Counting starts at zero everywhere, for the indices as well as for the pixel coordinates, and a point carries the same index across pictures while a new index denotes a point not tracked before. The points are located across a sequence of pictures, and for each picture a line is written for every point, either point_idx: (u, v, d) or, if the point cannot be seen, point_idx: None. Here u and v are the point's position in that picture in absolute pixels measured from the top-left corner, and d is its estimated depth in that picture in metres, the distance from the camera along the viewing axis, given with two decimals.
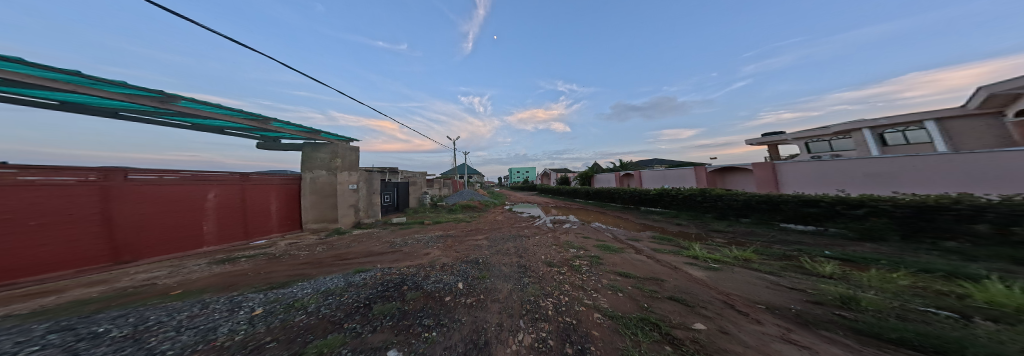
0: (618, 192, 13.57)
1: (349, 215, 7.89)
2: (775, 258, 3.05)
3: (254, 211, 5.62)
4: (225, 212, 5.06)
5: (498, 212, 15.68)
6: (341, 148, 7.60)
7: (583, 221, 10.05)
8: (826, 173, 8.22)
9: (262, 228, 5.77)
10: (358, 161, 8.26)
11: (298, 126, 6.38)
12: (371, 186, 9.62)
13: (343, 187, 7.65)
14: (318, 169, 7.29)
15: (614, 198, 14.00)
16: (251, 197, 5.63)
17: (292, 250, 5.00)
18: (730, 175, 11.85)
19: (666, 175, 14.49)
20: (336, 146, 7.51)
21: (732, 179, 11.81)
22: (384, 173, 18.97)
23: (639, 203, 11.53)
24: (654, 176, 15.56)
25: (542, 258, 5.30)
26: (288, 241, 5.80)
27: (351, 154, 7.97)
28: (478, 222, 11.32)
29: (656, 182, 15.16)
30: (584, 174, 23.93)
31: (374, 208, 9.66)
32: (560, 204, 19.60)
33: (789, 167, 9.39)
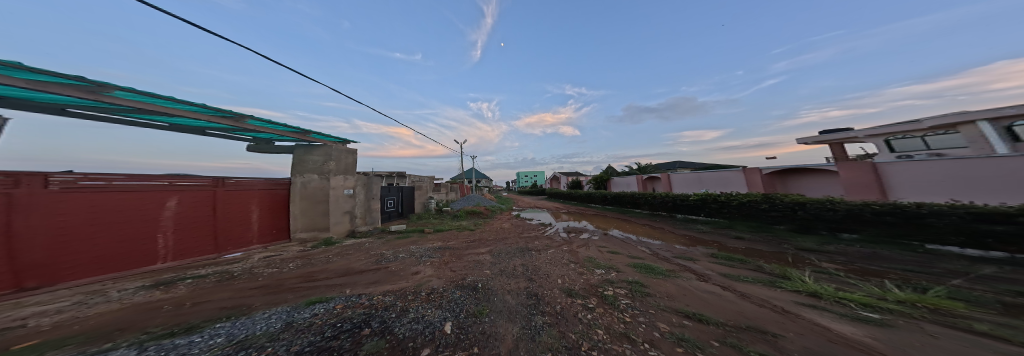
0: (644, 196, 11.92)
1: (342, 224, 7.20)
2: (1008, 314, 1.66)
3: (225, 222, 4.97)
4: (188, 223, 4.41)
5: (505, 218, 14.62)
6: (336, 150, 6.99)
7: (603, 230, 8.69)
8: (975, 177, 5.73)
9: (236, 241, 5.11)
10: (354, 164, 7.64)
11: (282, 125, 5.78)
12: (370, 190, 8.98)
13: (338, 193, 7.00)
14: (310, 172, 6.60)
15: (639, 203, 12.34)
16: (224, 206, 5.00)
17: (259, 267, 4.22)
18: (793, 180, 10.09)
19: (707, 179, 12.61)
20: (330, 147, 6.90)
21: (796, 184, 9.98)
22: (391, 178, 18.71)
23: (670, 210, 9.88)
24: (688, 179, 13.74)
25: (558, 284, 4.12)
26: (264, 253, 5.07)
27: (348, 157, 7.35)
28: (485, 230, 10.30)
29: (688, 186, 13.41)
30: (599, 178, 22.37)
31: (372, 214, 8.98)
32: (572, 209, 18.15)
33: (892, 169, 7.23)
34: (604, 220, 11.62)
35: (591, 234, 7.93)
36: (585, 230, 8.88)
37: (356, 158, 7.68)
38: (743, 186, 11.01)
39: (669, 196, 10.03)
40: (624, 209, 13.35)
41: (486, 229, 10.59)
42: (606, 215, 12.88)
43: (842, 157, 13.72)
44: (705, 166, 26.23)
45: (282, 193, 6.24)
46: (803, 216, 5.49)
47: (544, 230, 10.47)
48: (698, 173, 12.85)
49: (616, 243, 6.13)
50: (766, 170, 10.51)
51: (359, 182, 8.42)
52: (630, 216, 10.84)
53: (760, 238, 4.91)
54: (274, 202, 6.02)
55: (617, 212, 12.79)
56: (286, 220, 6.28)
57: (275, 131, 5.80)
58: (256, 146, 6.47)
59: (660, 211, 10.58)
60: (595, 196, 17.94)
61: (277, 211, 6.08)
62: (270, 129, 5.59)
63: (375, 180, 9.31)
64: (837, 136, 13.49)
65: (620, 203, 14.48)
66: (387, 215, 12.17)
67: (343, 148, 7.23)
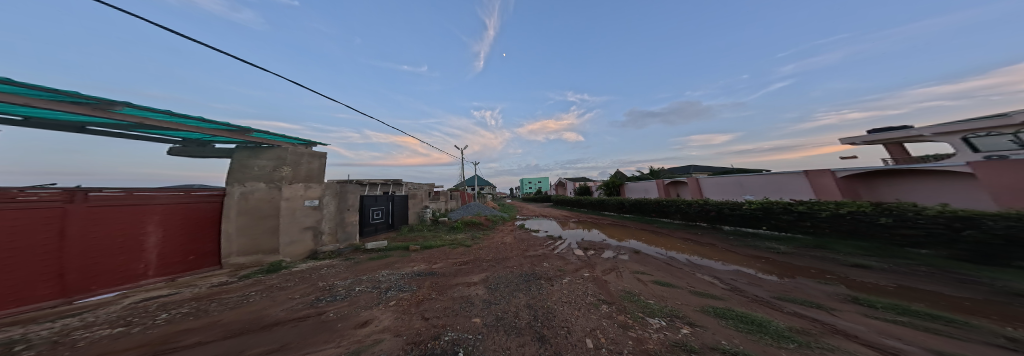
0: (672, 203, 10.13)
1: (297, 244, 5.68)
2: None
3: (86, 252, 3.17)
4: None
5: (508, 230, 12.95)
6: (294, 153, 5.65)
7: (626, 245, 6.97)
8: None
9: (108, 279, 3.31)
10: (320, 171, 6.27)
11: (210, 122, 4.35)
12: (345, 200, 7.54)
13: (292, 206, 5.54)
14: (254, 181, 5.08)
15: (666, 211, 10.53)
16: (90, 229, 3.21)
17: (98, 317, 2.58)
18: (887, 185, 8.41)
19: (754, 185, 10.87)
20: (285, 150, 5.54)
21: (894, 190, 8.26)
22: (387, 186, 17.52)
23: (719, 221, 8.17)
24: (726, 184, 12.13)
25: (587, 349, 2.43)
26: (150, 288, 3.47)
27: (310, 162, 5.99)
28: (483, 247, 8.68)
29: (726, 192, 11.96)
30: (610, 183, 20.53)
31: (344, 230, 7.46)
32: (583, 218, 16.33)
33: None
34: (623, 231, 9.86)
35: (614, 251, 6.21)
36: (605, 245, 7.14)
37: (324, 164, 6.34)
38: (808, 193, 9.03)
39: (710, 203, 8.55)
40: (645, 219, 11.51)
41: (485, 246, 8.91)
42: (624, 225, 11.08)
43: (905, 158, 11.64)
44: (727, 172, 24.02)
45: (211, 206, 4.67)
46: (968, 235, 3.64)
47: (554, 245, 8.77)
48: (739, 177, 11.42)
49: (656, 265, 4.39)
50: (840, 174, 8.50)
51: (327, 193, 6.94)
52: (657, 226, 9.05)
53: (902, 266, 3.12)
54: (192, 217, 4.36)
55: (638, 222, 10.98)
56: (210, 243, 4.58)
57: (198, 129, 4.36)
58: (183, 149, 5.08)
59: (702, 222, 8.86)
60: (608, 204, 16.10)
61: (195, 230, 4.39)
62: (186, 126, 4.19)
63: (352, 189, 7.90)
64: (896, 135, 11.48)
65: (640, 212, 12.63)
66: (373, 227, 10.69)
67: (304, 151, 5.88)
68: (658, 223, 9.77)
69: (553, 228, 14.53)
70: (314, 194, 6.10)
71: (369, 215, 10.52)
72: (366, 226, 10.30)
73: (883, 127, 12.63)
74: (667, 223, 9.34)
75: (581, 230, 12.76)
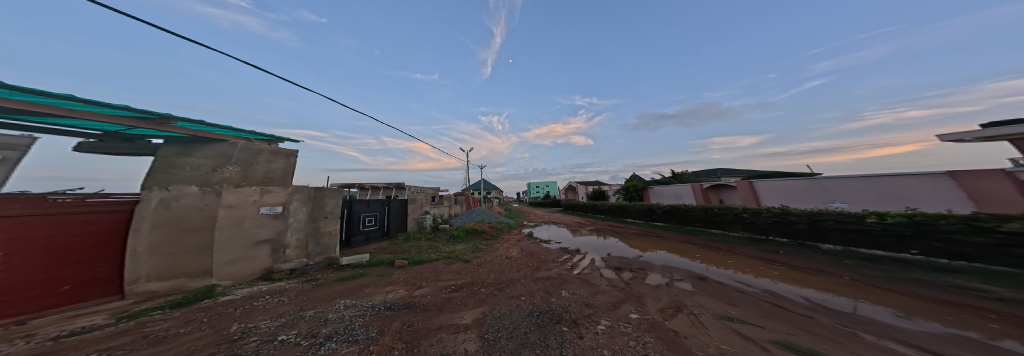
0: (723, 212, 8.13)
1: (245, 262, 4.37)
2: None
3: None
4: None
5: (516, 240, 11.32)
6: (245, 149, 4.50)
7: (675, 263, 5.19)
8: None
9: None
10: (286, 174, 5.11)
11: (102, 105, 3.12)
12: (321, 205, 6.27)
13: (242, 214, 4.29)
14: (183, 183, 3.78)
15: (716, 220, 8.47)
16: None
17: None
18: None
19: (849, 192, 8.89)
20: (235, 146, 4.39)
21: None
22: (389, 190, 16.61)
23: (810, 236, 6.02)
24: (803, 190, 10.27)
25: None
26: None
27: (268, 162, 4.82)
28: (486, 264, 7.11)
29: (807, 199, 10.01)
30: (631, 187, 18.46)
31: (319, 243, 6.14)
32: (601, 226, 14.39)
33: None
34: (659, 244, 7.96)
35: (664, 276, 4.44)
36: (645, 265, 5.34)
37: (291, 165, 5.20)
38: (965, 203, 6.76)
39: (784, 211, 6.94)
40: (682, 229, 9.54)
41: (489, 263, 7.30)
42: (657, 237, 9.11)
43: None
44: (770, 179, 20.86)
45: (104, 216, 3.41)
46: None
47: (572, 262, 7.06)
48: (824, 180, 9.54)
49: (763, 306, 2.63)
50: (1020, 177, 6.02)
51: (296, 201, 5.67)
52: (709, 241, 7.05)
53: None
54: (71, 233, 3.08)
55: (675, 233, 9.00)
56: (102, 266, 3.29)
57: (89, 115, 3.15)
58: (99, 144, 3.85)
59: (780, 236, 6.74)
60: (632, 210, 14.10)
61: (74, 249, 3.11)
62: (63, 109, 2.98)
63: (332, 194, 6.68)
64: None
65: (676, 221, 10.56)
66: (364, 236, 9.46)
67: (261, 147, 4.73)
68: (706, 235, 7.78)
69: (566, 237, 12.77)
70: (275, 200, 4.85)
71: (360, 222, 9.32)
72: (354, 235, 9.04)
73: (1004, 122, 9.83)
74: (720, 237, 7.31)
75: (598, 239, 11.14)
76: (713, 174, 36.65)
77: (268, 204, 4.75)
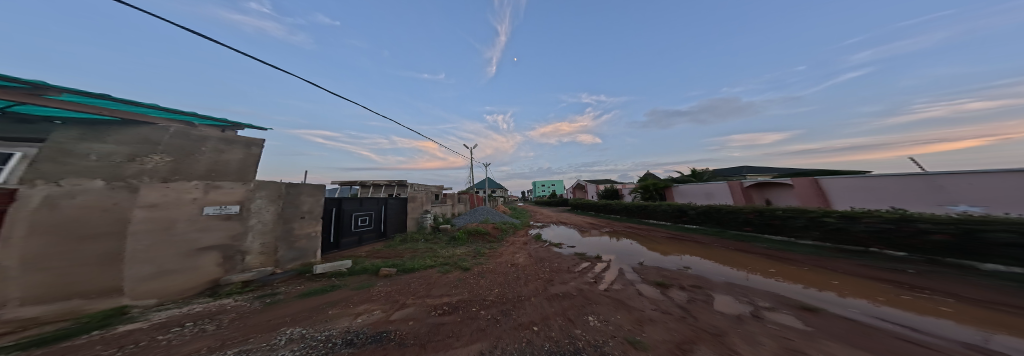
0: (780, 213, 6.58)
1: (183, 274, 3.40)
2: None
3: None
4: None
5: (524, 244, 10.11)
6: (180, 136, 3.49)
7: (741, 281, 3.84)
8: None
9: None
10: (241, 168, 4.15)
11: None
12: (297, 202, 5.22)
13: (173, 215, 3.31)
14: (81, 175, 2.67)
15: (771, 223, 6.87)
16: None
17: None
18: None
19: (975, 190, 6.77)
20: (165, 131, 3.38)
21: None
22: (390, 187, 15.79)
23: (935, 250, 4.38)
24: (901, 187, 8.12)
25: None
26: None
27: (215, 152, 3.83)
28: (490, 276, 5.94)
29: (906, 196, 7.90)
30: (650, 186, 16.85)
31: (292, 247, 5.10)
32: (618, 227, 12.96)
33: None
34: (704, 251, 6.51)
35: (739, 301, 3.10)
36: (699, 283, 3.99)
37: (250, 158, 4.27)
38: None
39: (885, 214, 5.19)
40: (720, 233, 8.04)
41: (494, 273, 6.15)
42: (695, 242, 7.65)
43: None
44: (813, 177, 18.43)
45: None
46: None
47: (594, 274, 5.78)
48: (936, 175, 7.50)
49: None
50: None
51: (260, 198, 4.44)
52: (773, 250, 5.57)
53: None
54: None
55: (716, 239, 7.52)
56: None
57: None
58: None
59: (881, 247, 5.08)
60: (656, 211, 12.56)
61: None
62: None
63: (310, 189, 5.62)
64: None
65: (714, 223, 8.98)
66: (356, 238, 8.39)
67: (205, 133, 3.74)
68: (764, 242, 6.26)
69: (579, 239, 11.51)
70: (223, 198, 3.86)
71: (354, 222, 8.38)
72: (344, 236, 7.98)
73: None
74: (788, 245, 5.75)
75: (611, 241, 10.28)
76: (735, 173, 34.01)
77: (214, 202, 3.75)
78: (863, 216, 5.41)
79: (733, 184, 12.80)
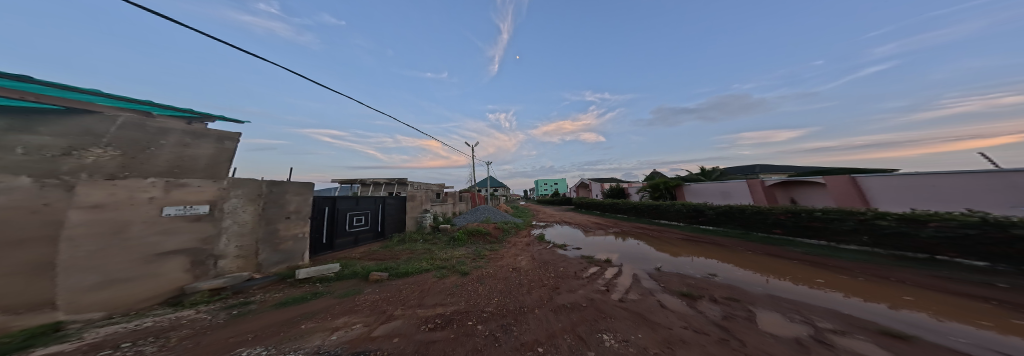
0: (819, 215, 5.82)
1: (135, 283, 2.92)
2: None
3: None
4: None
5: (527, 245, 9.58)
6: (132, 128, 3.09)
7: (780, 291, 3.28)
8: None
9: None
10: (209, 164, 3.72)
11: None
12: (282, 199, 4.66)
13: (125, 217, 2.86)
14: (6, 170, 2.16)
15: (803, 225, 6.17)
16: None
17: None
18: None
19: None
20: (111, 123, 2.94)
21: None
22: (390, 186, 15.44)
23: None
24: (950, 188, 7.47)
25: None
26: None
27: (177, 147, 3.42)
28: (490, 283, 5.44)
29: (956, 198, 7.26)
30: (659, 185, 16.08)
31: (277, 250, 4.56)
32: (627, 228, 12.30)
33: None
34: (732, 257, 5.83)
35: (794, 320, 2.50)
36: (736, 294, 3.38)
37: (221, 153, 3.84)
38: None
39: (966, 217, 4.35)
40: (743, 236, 7.35)
41: (495, 281, 5.63)
42: (719, 248, 6.96)
43: None
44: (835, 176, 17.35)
45: None
46: None
47: (605, 280, 5.22)
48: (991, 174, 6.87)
49: None
50: None
51: (235, 197, 3.95)
52: (814, 257, 4.90)
53: None
54: None
55: (739, 243, 6.88)
56: None
57: None
58: None
59: (952, 255, 4.36)
60: (668, 211, 11.83)
61: None
62: None
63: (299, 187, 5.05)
64: None
65: (734, 225, 8.26)
66: (352, 238, 7.82)
67: (165, 125, 3.36)
68: (799, 247, 5.58)
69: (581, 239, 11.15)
70: (188, 196, 3.41)
71: (350, 221, 7.81)
72: (339, 236, 7.41)
73: None
74: (831, 251, 5.05)
75: (616, 241, 9.92)
76: (747, 172, 32.66)
77: (179, 201, 3.32)
78: (931, 220, 4.65)
79: (755, 183, 11.91)
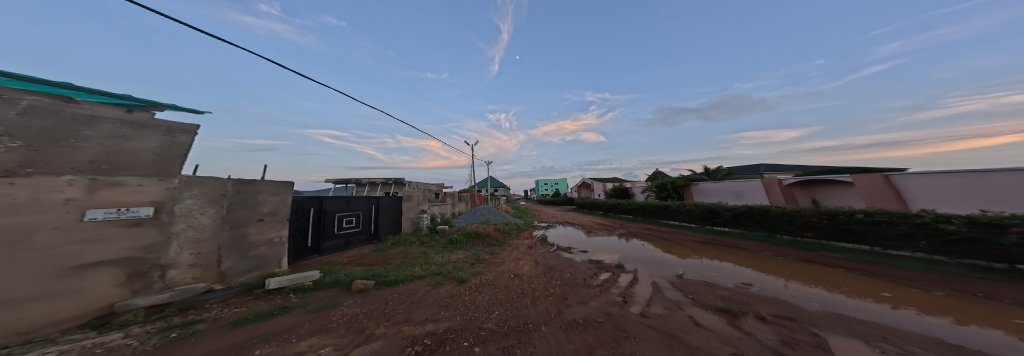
0: (871, 218, 5.04)
1: (59, 300, 2.19)
2: None
3: None
4: None
5: (531, 248, 8.97)
6: (45, 114, 2.21)
7: (881, 315, 2.54)
8: None
9: None
10: (155, 159, 2.90)
11: None
12: (254, 201, 3.93)
13: (30, 222, 2.05)
14: None
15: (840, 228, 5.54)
16: None
17: None
18: None
19: None
20: (13, 105, 2.05)
21: None
22: (386, 185, 14.81)
23: None
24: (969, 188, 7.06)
25: None
26: None
27: (112, 139, 2.57)
28: (493, 294, 4.84)
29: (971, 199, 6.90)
30: (666, 184, 15.51)
31: (248, 257, 3.80)
32: (634, 230, 11.68)
33: None
34: (772, 265, 5.17)
35: (888, 351, 1.91)
36: (796, 315, 2.80)
37: (172, 148, 3.03)
38: None
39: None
40: (768, 240, 6.77)
41: (498, 290, 5.05)
42: (745, 252, 6.36)
43: None
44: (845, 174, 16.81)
45: None
46: None
47: (624, 291, 4.57)
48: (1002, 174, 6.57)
49: None
50: None
51: (190, 198, 3.18)
52: (872, 266, 4.25)
53: None
54: None
55: (766, 248, 6.31)
56: None
57: None
58: None
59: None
60: (679, 212, 11.23)
61: None
62: None
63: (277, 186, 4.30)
64: None
65: (755, 227, 7.66)
66: (342, 241, 6.87)
67: (93, 112, 2.50)
68: (841, 254, 4.97)
69: (584, 242, 10.65)
70: (125, 198, 2.63)
71: (341, 223, 6.92)
72: (327, 240, 6.39)
73: None
74: (880, 258, 4.48)
75: (620, 241, 10.14)
76: (750, 172, 32.15)
77: (110, 204, 2.53)
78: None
79: (772, 182, 11.29)
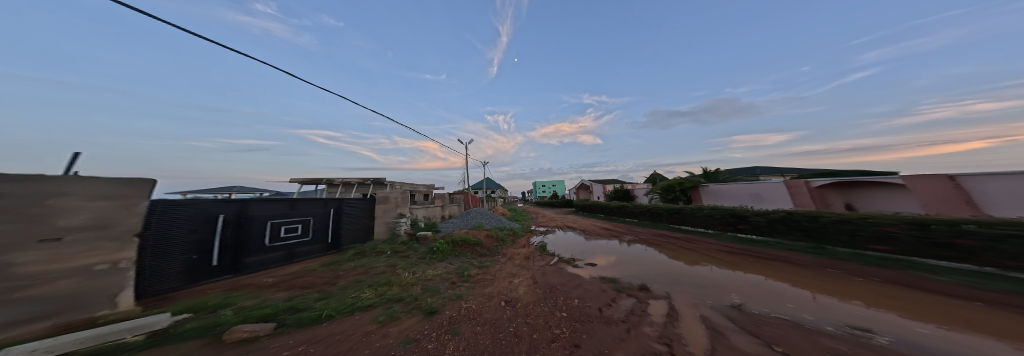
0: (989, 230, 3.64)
1: None
2: None
3: None
4: None
5: (528, 260, 7.42)
6: None
7: None
8: None
9: None
10: None
11: None
12: (44, 209, 2.26)
13: None
14: None
15: (929, 241, 4.25)
16: None
17: None
18: None
19: None
20: None
21: None
22: (364, 186, 13.11)
23: None
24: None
25: None
26: None
27: None
28: (476, 338, 3.26)
29: None
30: (673, 185, 14.29)
31: (16, 301, 2.03)
32: (644, 235, 10.30)
33: None
34: (864, 295, 3.75)
35: None
36: None
37: None
38: None
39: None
40: (818, 252, 5.55)
41: (485, 331, 3.50)
42: (795, 268, 5.09)
43: None
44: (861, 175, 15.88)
45: None
46: None
47: (670, 333, 3.11)
48: None
49: None
50: None
51: None
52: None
53: None
54: None
55: (822, 264, 5.01)
56: None
57: None
58: None
59: None
60: (694, 216, 9.99)
61: None
62: None
63: (115, 186, 2.72)
64: None
65: (799, 235, 6.37)
66: (279, 255, 5.18)
67: None
68: (948, 276, 3.71)
69: (586, 250, 9.28)
70: None
71: (278, 231, 5.21)
72: (254, 255, 4.65)
73: None
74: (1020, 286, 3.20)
75: (623, 247, 9.02)
76: (749, 173, 31.67)
77: None
78: None
79: (798, 183, 9.98)
